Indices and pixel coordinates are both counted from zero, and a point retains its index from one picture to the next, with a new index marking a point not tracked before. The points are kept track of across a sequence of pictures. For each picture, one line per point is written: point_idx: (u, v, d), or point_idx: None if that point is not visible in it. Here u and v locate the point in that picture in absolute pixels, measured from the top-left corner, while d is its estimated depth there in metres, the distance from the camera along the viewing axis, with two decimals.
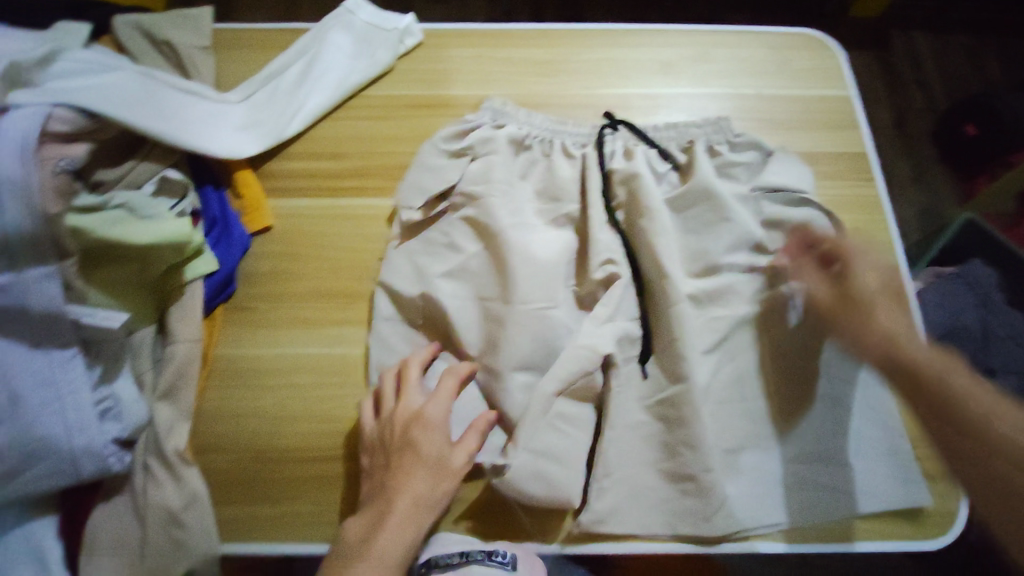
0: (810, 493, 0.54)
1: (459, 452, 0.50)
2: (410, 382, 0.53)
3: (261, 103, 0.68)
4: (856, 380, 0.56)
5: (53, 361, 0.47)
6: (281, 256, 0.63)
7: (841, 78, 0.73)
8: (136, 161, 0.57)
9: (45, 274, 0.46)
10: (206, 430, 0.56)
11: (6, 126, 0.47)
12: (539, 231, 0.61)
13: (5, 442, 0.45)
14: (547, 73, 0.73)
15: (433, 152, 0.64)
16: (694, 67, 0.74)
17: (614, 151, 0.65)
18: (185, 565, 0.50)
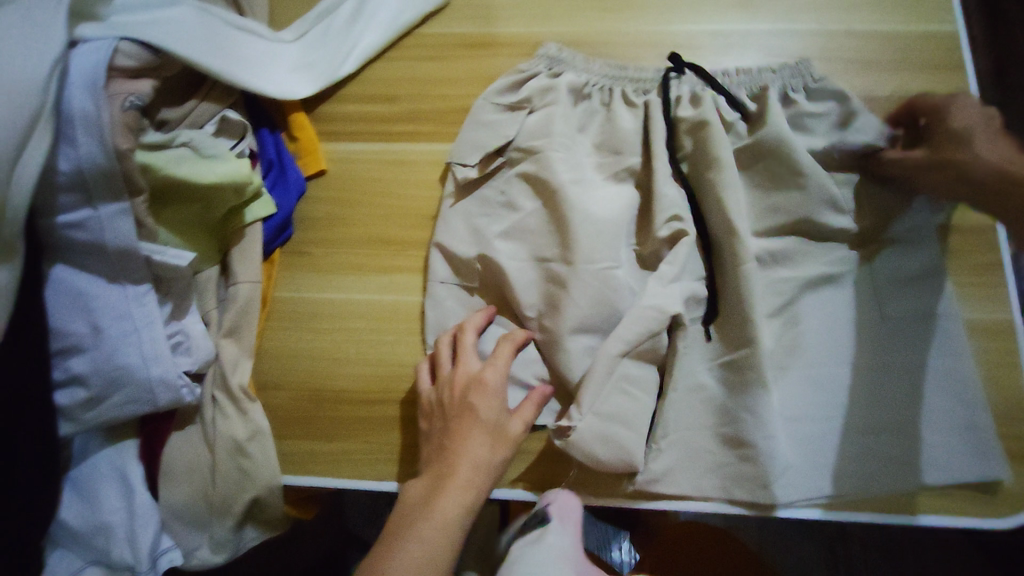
0: (878, 467, 0.52)
1: (517, 420, 0.49)
2: (466, 347, 0.53)
3: (315, 42, 0.66)
4: (932, 351, 0.53)
5: (128, 295, 0.49)
6: (337, 201, 0.63)
7: (949, 12, 0.64)
8: (196, 101, 0.57)
9: (118, 210, 0.47)
10: (268, 369, 0.58)
11: (75, 59, 0.46)
12: (598, 188, 0.58)
13: (88, 369, 0.47)
14: (612, 9, 0.67)
15: (486, 107, 0.61)
16: (777, 1, 0.66)
17: (679, 97, 0.60)
18: (250, 494, 0.52)
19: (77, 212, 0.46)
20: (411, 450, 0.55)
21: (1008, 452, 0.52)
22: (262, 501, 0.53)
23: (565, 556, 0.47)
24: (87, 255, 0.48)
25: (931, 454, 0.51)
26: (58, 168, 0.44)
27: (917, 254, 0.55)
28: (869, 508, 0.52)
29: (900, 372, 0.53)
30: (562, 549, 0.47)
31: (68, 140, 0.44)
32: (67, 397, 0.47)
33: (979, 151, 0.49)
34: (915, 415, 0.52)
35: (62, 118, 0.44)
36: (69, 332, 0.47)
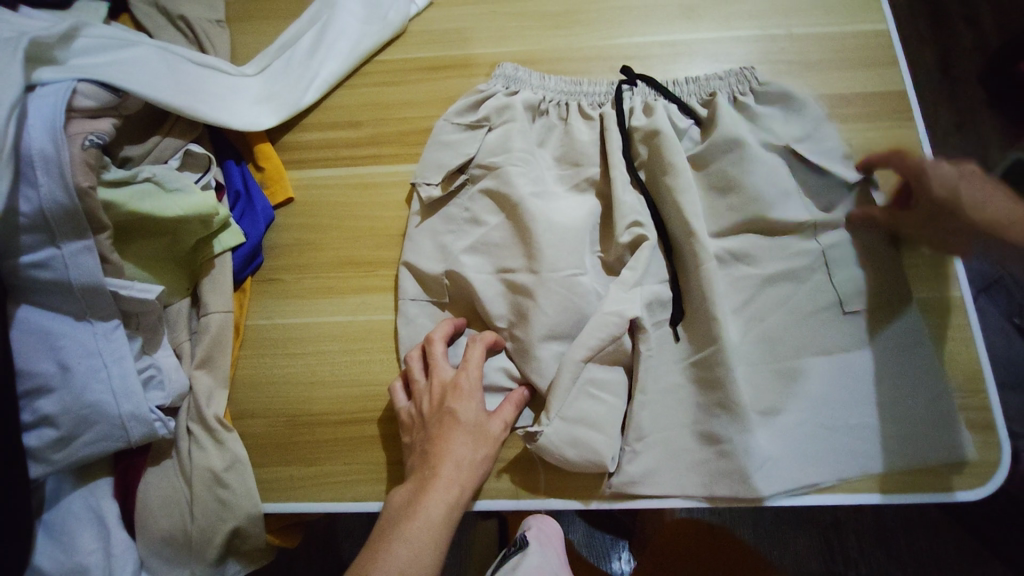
0: (852, 451, 0.53)
1: (496, 420, 0.51)
2: (437, 357, 0.53)
3: (277, 75, 0.68)
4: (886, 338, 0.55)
5: (97, 332, 0.49)
6: (305, 226, 0.64)
7: (880, 11, 0.68)
8: (159, 137, 0.58)
9: (83, 248, 0.47)
10: (244, 397, 0.58)
11: (33, 102, 0.47)
12: (560, 198, 0.60)
13: (58, 409, 0.47)
14: (563, 26, 0.70)
15: (447, 127, 0.63)
16: (718, 11, 0.70)
17: (633, 108, 0.62)
18: (230, 524, 0.52)
19: (40, 251, 0.46)
20: (394, 465, 0.55)
21: (971, 425, 0.54)
22: (242, 531, 0.53)
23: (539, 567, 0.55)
24: (52, 294, 0.48)
25: (899, 437, 0.53)
26: (19, 210, 0.45)
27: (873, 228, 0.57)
28: (845, 493, 0.52)
29: (860, 358, 0.55)
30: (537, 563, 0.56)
31: (28, 181, 0.45)
32: (35, 439, 0.47)
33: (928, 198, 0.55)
34: (880, 399, 0.54)
35: (21, 160, 0.45)
36: (36, 372, 0.47)
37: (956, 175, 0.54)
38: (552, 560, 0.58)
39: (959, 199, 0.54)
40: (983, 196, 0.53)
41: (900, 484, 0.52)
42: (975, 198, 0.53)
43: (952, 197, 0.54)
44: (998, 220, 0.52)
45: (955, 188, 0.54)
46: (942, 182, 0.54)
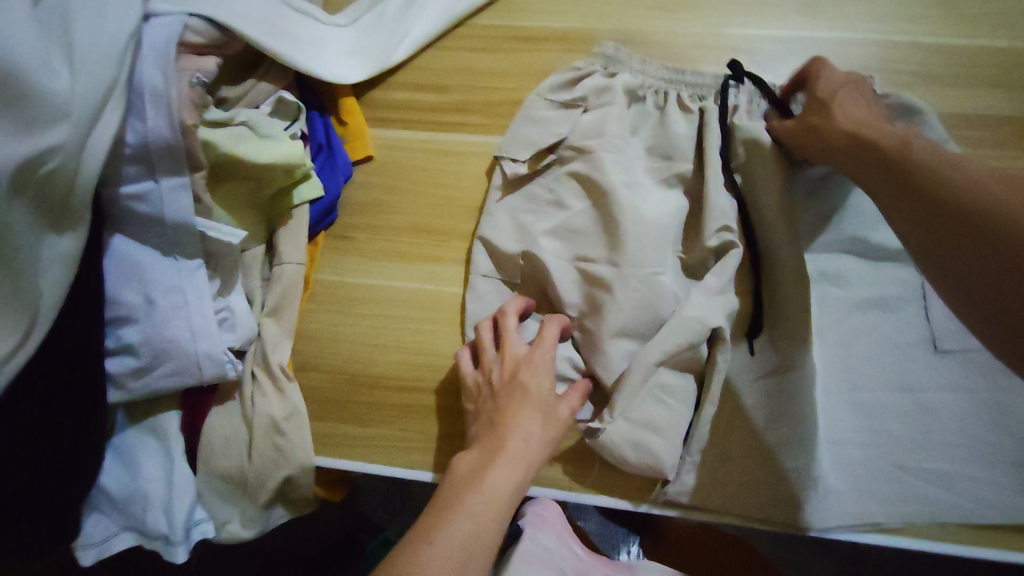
0: (925, 495, 0.51)
1: (566, 404, 0.50)
2: (510, 330, 0.53)
3: (368, 29, 0.66)
4: (970, 385, 0.53)
5: (181, 269, 0.50)
6: (382, 187, 0.63)
7: (1021, 27, 0.62)
8: (254, 81, 0.57)
9: (178, 184, 0.47)
10: (306, 349, 0.59)
11: (148, 33, 0.48)
12: (647, 193, 0.57)
13: (140, 339, 0.48)
14: (669, 8, 0.66)
15: (539, 103, 0.61)
16: (840, 9, 0.65)
17: (737, 105, 0.59)
18: (284, 473, 0.53)
19: (140, 183, 0.47)
20: (448, 437, 0.55)
21: None
22: (293, 480, 0.54)
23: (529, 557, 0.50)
24: (144, 227, 0.49)
25: (974, 484, 0.50)
26: (126, 140, 0.46)
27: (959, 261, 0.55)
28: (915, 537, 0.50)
29: (942, 402, 0.53)
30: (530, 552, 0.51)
31: (137, 112, 0.46)
32: (117, 365, 0.48)
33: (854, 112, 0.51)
34: (957, 441, 0.52)
35: (132, 91, 0.46)
36: (124, 301, 0.48)
37: (868, 116, 0.50)
38: (546, 547, 0.52)
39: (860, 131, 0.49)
40: (891, 136, 0.47)
41: (965, 535, 0.50)
42: (877, 133, 0.48)
43: (827, 103, 0.53)
44: (925, 161, 0.43)
45: (835, 92, 0.53)
46: (844, 113, 0.51)
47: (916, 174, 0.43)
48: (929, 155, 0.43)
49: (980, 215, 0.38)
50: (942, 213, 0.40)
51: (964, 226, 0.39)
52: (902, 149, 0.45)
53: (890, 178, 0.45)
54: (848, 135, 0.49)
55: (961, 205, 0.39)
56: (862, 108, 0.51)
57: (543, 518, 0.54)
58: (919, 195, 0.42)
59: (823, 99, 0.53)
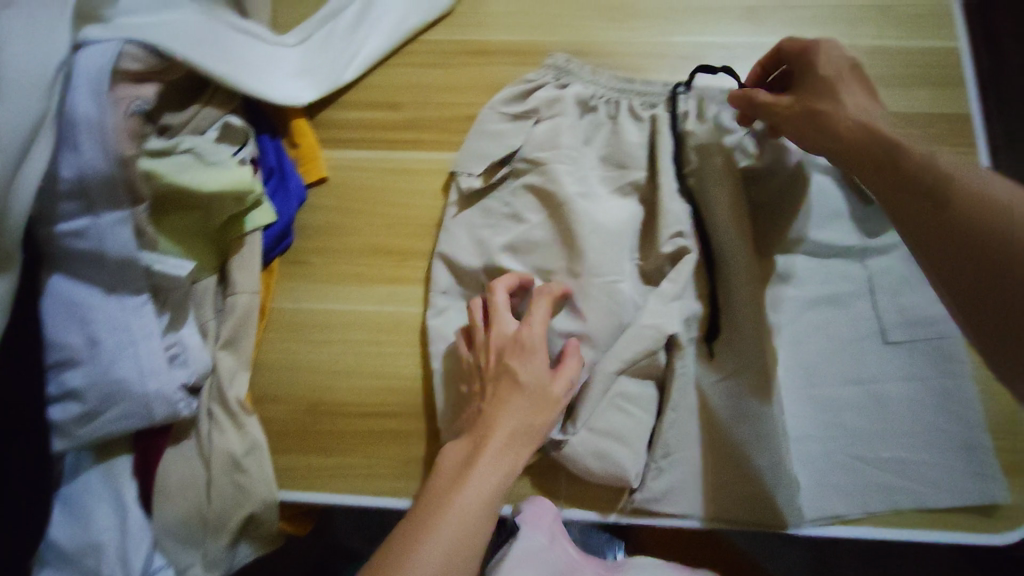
0: (883, 485, 0.52)
1: (560, 382, 0.49)
2: (499, 311, 0.51)
3: (318, 47, 0.64)
4: (919, 376, 0.54)
5: (126, 307, 0.47)
6: (337, 209, 0.62)
7: (950, 29, 0.65)
8: (198, 107, 0.56)
9: (118, 219, 0.45)
10: (264, 380, 0.57)
11: (79, 62, 0.45)
12: (603, 201, 0.58)
13: (85, 384, 0.46)
14: (617, 18, 0.67)
15: (493, 116, 0.60)
16: (781, 14, 0.67)
17: (687, 111, 0.60)
18: (246, 512, 0.51)
19: (78, 220, 0.45)
20: (416, 460, 0.54)
21: (1004, 467, 0.53)
22: (257, 518, 0.52)
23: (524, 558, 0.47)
24: (86, 265, 0.46)
25: (927, 470, 0.52)
26: (61, 176, 0.44)
27: (892, 256, 0.58)
28: (876, 526, 0.51)
29: (896, 392, 0.54)
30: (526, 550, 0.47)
31: (71, 146, 0.44)
32: (61, 413, 0.46)
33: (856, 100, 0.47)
34: (910, 429, 0.53)
35: (66, 125, 0.44)
36: (68, 344, 0.46)
37: (868, 105, 0.47)
38: (539, 544, 0.48)
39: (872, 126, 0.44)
40: (909, 138, 0.42)
41: (922, 521, 0.51)
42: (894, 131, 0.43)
43: (831, 88, 0.48)
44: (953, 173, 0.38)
45: (837, 75, 0.49)
46: (847, 100, 0.47)
47: (942, 186, 0.38)
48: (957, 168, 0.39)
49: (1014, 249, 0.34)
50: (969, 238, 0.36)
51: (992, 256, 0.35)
52: (929, 157, 0.40)
53: (902, 182, 0.40)
54: (863, 126, 0.44)
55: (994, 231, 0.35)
56: (862, 97, 0.48)
57: (538, 517, 0.50)
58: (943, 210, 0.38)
59: (823, 82, 0.49)
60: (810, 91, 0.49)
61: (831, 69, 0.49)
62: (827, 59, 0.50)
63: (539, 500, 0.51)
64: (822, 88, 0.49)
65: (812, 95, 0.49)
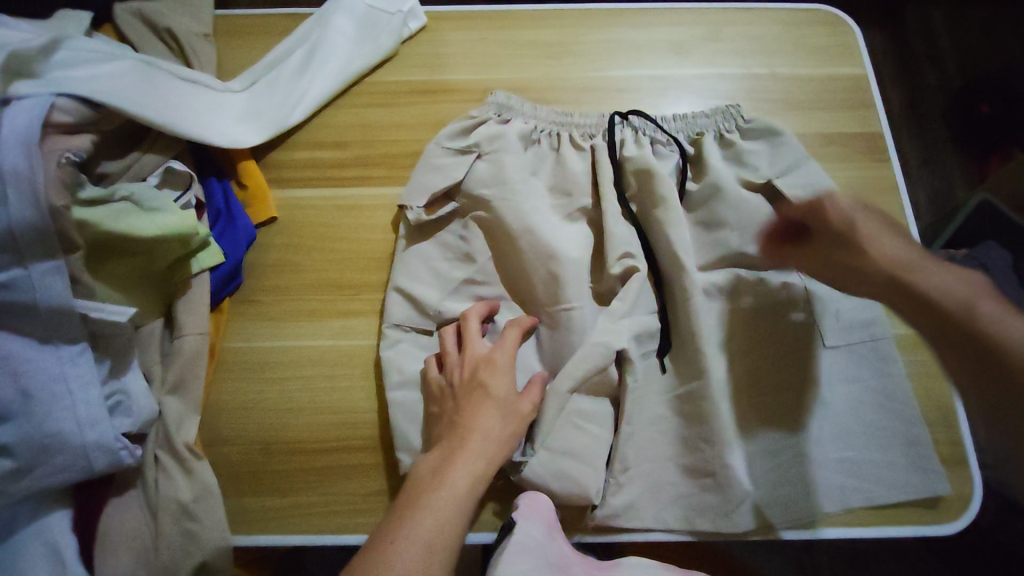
0: (833, 487, 0.54)
1: (527, 400, 0.52)
2: (471, 333, 0.55)
3: (262, 92, 0.66)
4: (859, 377, 0.57)
5: (62, 356, 0.47)
6: (289, 246, 0.62)
7: (857, 56, 0.71)
8: (139, 154, 0.57)
9: (52, 268, 0.45)
10: (217, 423, 0.56)
11: (9, 116, 0.47)
12: (555, 228, 0.60)
13: (15, 439, 0.44)
14: (554, 56, 0.71)
15: (437, 150, 0.63)
16: (704, 47, 0.72)
17: (624, 140, 0.63)
18: (197, 559, 0.50)
19: (6, 272, 0.45)
20: (375, 494, 0.54)
21: (942, 460, 0.56)
22: (208, 566, 0.50)
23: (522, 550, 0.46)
24: (18, 317, 0.46)
25: (874, 468, 0.54)
26: None
27: None
28: (827, 527, 0.53)
29: (839, 395, 0.56)
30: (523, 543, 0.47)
31: None
32: None
33: (871, 256, 0.49)
34: (857, 430, 0.55)
35: None
36: None
37: (902, 253, 0.49)
38: (536, 539, 0.48)
39: (904, 276, 0.48)
40: (961, 290, 0.45)
41: (869, 519, 0.53)
42: (942, 283, 0.46)
43: (849, 236, 0.50)
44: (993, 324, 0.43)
45: (852, 225, 0.50)
46: (880, 251, 0.49)
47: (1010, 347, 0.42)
48: (996, 319, 0.43)
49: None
50: (999, 381, 0.42)
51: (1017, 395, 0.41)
52: (976, 309, 0.44)
53: (951, 342, 0.44)
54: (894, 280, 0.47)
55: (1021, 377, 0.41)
56: (887, 248, 0.49)
57: (534, 510, 0.50)
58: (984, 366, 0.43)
59: (835, 231, 0.51)
60: (825, 242, 0.51)
61: (846, 223, 0.50)
62: (833, 209, 0.51)
63: (534, 493, 0.52)
64: (819, 238, 0.51)
65: (822, 244, 0.51)
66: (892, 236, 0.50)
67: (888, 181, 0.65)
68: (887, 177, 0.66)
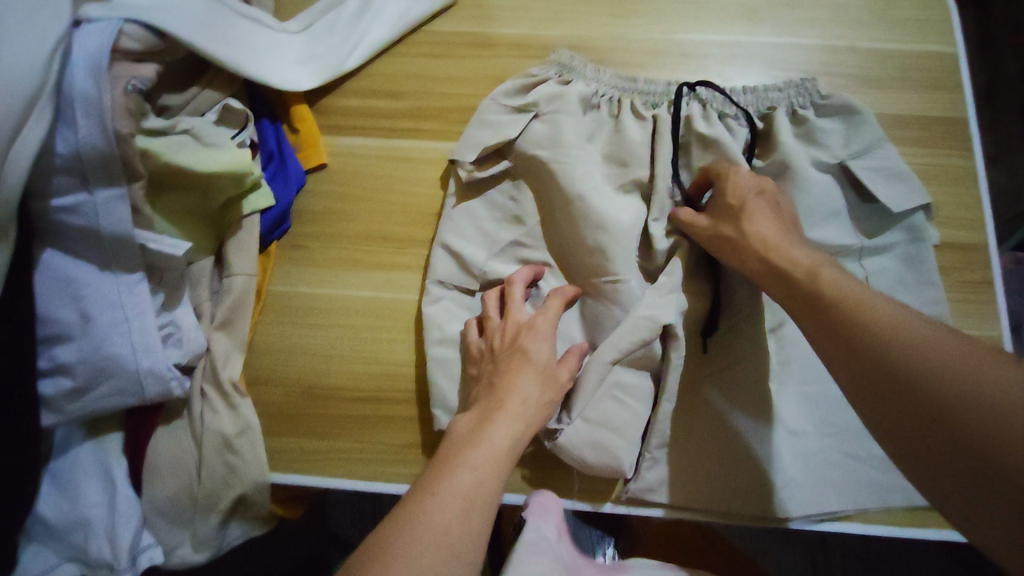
0: (873, 483, 0.52)
1: (565, 368, 0.52)
2: (514, 299, 0.54)
3: (321, 34, 0.65)
4: None
5: (121, 283, 0.48)
6: (337, 196, 0.62)
7: (947, 33, 0.66)
8: (198, 88, 0.56)
9: (116, 195, 0.46)
10: (259, 364, 0.57)
11: (79, 38, 0.46)
12: (610, 198, 0.58)
13: (76, 358, 0.46)
14: (618, 15, 0.68)
15: (493, 107, 0.61)
16: (780, 14, 0.67)
17: (691, 113, 0.60)
18: (236, 491, 0.51)
19: (72, 195, 0.45)
20: (410, 447, 0.54)
21: None
22: (248, 499, 0.52)
23: (535, 549, 0.46)
24: (78, 241, 0.47)
25: None
26: (56, 150, 0.44)
27: (879, 258, 0.58)
28: (862, 523, 0.52)
29: None
30: (535, 543, 0.46)
31: (67, 121, 0.44)
32: (52, 386, 0.46)
33: (759, 228, 0.48)
34: None
35: (62, 98, 0.44)
36: (58, 319, 0.46)
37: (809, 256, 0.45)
38: (548, 539, 0.47)
39: (814, 275, 0.43)
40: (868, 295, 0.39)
41: (906, 518, 0.52)
42: (841, 283, 0.41)
43: (739, 207, 0.50)
44: (909, 331, 0.36)
45: (744, 197, 0.51)
46: (754, 225, 0.48)
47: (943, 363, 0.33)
48: (912, 326, 0.36)
49: (953, 409, 0.32)
50: (911, 381, 0.34)
51: (928, 404, 0.33)
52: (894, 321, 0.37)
53: (852, 352, 0.37)
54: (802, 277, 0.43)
55: (933, 389, 0.33)
56: (768, 224, 0.48)
57: (547, 508, 0.50)
58: (896, 380, 0.35)
59: (732, 198, 0.51)
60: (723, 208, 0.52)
61: (745, 191, 0.51)
62: (747, 221, 0.49)
63: (547, 492, 0.51)
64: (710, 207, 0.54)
65: (726, 213, 0.51)
66: (777, 217, 0.49)
67: (967, 172, 0.61)
68: (966, 167, 0.61)
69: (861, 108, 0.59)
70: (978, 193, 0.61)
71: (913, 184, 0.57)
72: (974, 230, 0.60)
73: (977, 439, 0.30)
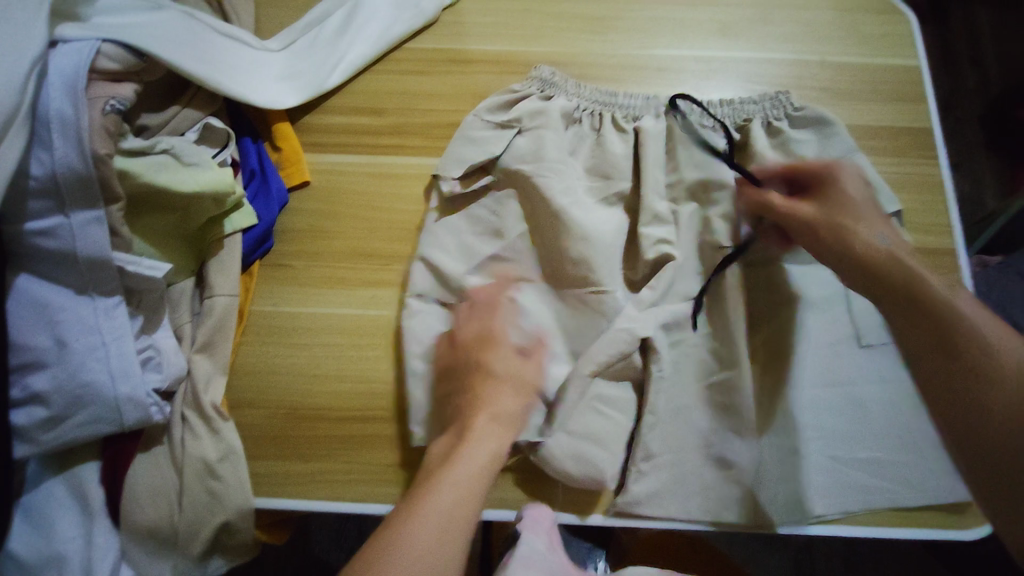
0: (858, 485, 0.53)
1: (533, 368, 0.53)
2: (473, 310, 0.55)
3: (302, 52, 0.65)
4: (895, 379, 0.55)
5: (98, 308, 0.46)
6: (320, 212, 0.61)
7: (910, 47, 0.68)
8: (178, 107, 0.55)
9: (94, 217, 0.45)
10: (242, 386, 0.56)
11: (54, 59, 0.45)
12: (593, 211, 0.58)
13: (50, 387, 0.44)
14: (597, 31, 0.69)
15: (477, 122, 0.61)
16: (753, 30, 0.69)
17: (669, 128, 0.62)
18: (220, 518, 0.49)
19: (47, 219, 0.44)
20: (397, 467, 0.53)
21: None
22: (231, 526, 0.50)
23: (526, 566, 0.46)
24: (53, 265, 0.45)
25: (905, 473, 0.53)
26: (31, 172, 0.43)
27: None
28: (849, 526, 0.52)
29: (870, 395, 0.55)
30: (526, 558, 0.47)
31: (42, 143, 0.43)
32: (24, 417, 0.44)
33: (853, 223, 0.50)
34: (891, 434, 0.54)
35: (37, 120, 0.43)
36: (33, 346, 0.44)
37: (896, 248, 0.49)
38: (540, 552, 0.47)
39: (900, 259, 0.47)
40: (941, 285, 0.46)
41: (891, 519, 0.53)
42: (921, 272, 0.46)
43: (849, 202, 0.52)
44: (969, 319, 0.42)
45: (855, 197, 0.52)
46: (864, 220, 0.50)
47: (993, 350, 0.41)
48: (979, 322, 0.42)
49: (987, 383, 0.40)
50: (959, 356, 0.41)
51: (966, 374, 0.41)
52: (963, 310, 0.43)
53: (918, 320, 0.44)
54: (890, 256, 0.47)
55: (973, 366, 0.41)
56: (868, 222, 0.51)
57: (537, 521, 0.49)
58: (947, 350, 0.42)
59: (843, 195, 0.52)
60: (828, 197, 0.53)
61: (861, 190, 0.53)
62: (848, 215, 0.51)
63: (539, 505, 0.51)
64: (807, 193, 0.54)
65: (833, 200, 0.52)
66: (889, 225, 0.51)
67: (935, 180, 0.63)
68: (933, 175, 0.63)
69: (831, 118, 0.61)
70: (945, 199, 0.63)
71: (883, 192, 0.59)
72: (944, 234, 0.61)
73: (996, 418, 0.39)
